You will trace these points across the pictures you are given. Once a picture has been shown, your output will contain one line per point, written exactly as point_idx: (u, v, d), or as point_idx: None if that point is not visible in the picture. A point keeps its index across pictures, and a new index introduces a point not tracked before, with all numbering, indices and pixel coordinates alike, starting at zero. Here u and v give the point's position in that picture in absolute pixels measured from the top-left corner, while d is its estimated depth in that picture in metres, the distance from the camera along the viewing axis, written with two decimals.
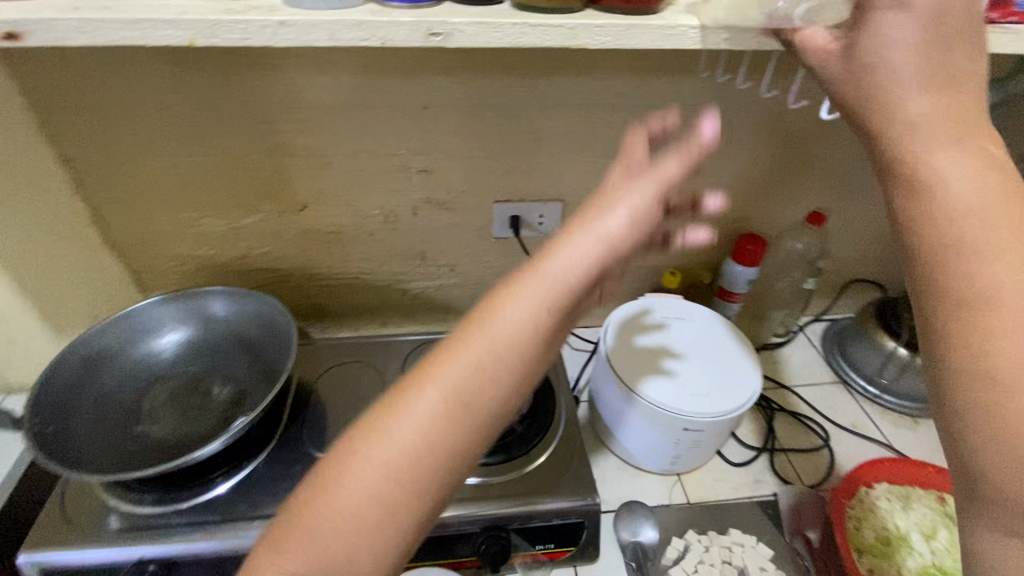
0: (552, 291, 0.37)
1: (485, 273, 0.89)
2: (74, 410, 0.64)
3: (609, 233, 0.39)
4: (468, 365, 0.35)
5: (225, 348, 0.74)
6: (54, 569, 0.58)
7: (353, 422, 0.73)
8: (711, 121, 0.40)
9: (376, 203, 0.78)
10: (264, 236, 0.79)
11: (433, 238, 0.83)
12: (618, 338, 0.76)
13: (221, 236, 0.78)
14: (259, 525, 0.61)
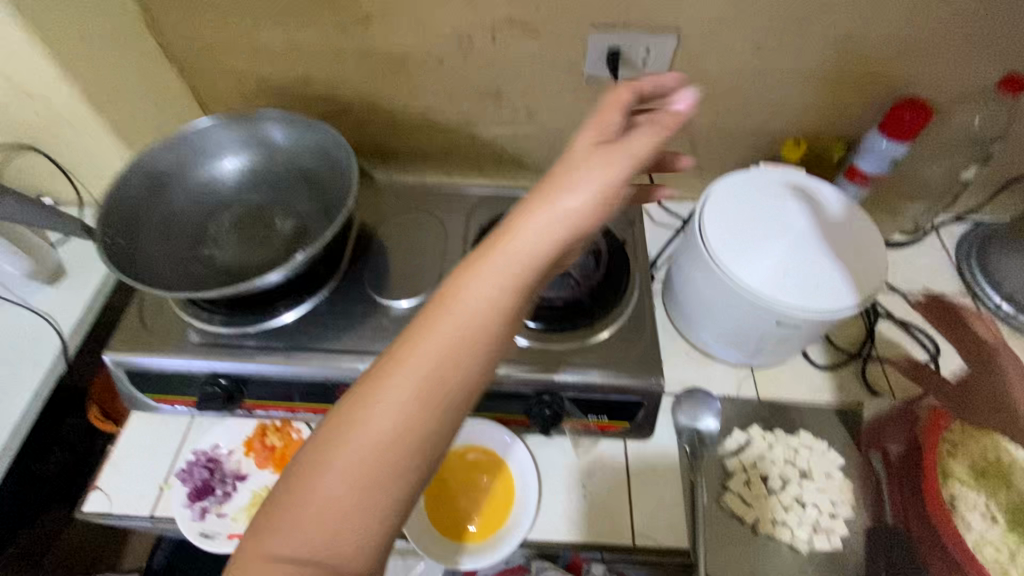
0: (512, 271, 0.38)
1: (568, 122, 0.77)
2: (144, 223, 0.65)
3: (571, 211, 0.39)
4: (435, 343, 0.36)
5: (286, 181, 0.70)
6: (137, 369, 0.62)
7: (412, 270, 0.70)
8: (691, 92, 0.42)
9: (451, 20, 0.66)
10: (325, 54, 0.70)
11: (514, 73, 0.71)
12: (718, 211, 0.65)
13: (279, 51, 0.70)
14: (320, 357, 0.62)
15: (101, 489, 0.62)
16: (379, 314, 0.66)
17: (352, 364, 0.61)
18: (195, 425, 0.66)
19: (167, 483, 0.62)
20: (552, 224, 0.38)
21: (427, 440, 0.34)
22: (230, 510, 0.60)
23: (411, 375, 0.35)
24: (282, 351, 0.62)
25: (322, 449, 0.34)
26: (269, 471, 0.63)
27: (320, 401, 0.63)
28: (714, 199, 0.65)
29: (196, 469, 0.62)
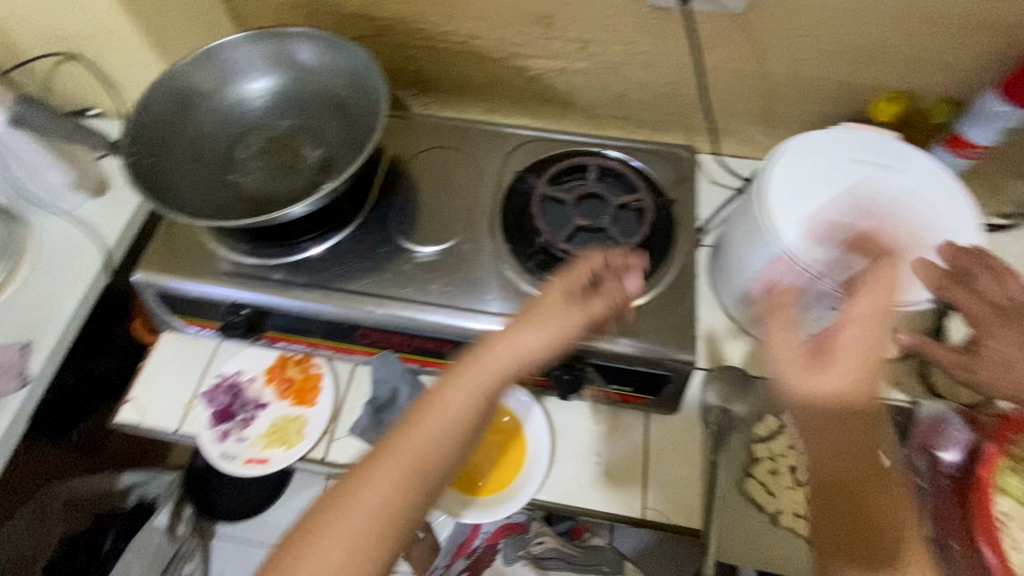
0: (483, 387, 0.44)
1: (624, 58, 0.68)
2: (171, 142, 0.63)
3: (530, 349, 0.46)
4: (414, 443, 0.41)
5: (316, 107, 0.67)
6: (164, 291, 0.63)
7: (441, 213, 0.66)
8: (637, 279, 0.52)
9: None
10: None
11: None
12: (786, 171, 0.57)
13: None
14: (340, 297, 0.61)
15: (133, 400, 0.65)
16: (402, 257, 0.63)
17: (372, 307, 0.60)
18: (222, 349, 0.67)
19: (193, 402, 0.64)
20: (513, 361, 0.45)
21: (399, 522, 0.39)
22: (250, 435, 0.62)
23: (395, 463, 0.41)
24: (303, 287, 0.61)
25: (306, 535, 0.38)
26: (287, 402, 0.63)
27: (339, 340, 0.63)
28: (783, 158, 0.57)
29: (220, 393, 0.64)
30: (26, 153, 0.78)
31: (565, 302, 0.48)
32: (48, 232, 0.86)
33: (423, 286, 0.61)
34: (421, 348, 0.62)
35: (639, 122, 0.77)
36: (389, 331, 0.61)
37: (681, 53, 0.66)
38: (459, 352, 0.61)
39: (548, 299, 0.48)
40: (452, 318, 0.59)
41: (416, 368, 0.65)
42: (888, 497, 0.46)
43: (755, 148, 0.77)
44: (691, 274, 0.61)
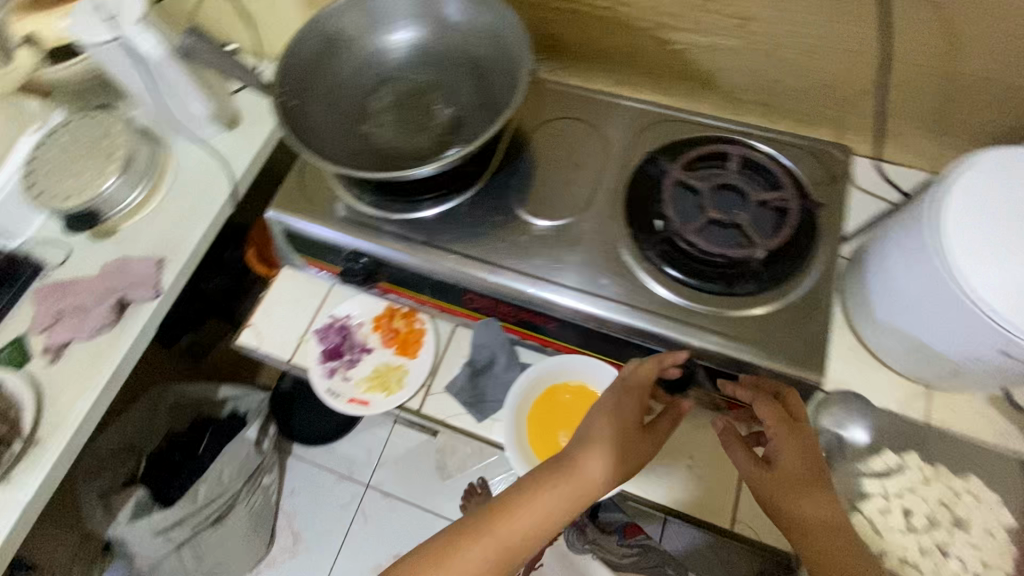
0: (565, 499, 0.50)
1: (788, 43, 0.62)
2: (312, 85, 0.64)
3: (608, 472, 0.51)
4: (498, 537, 0.49)
5: (452, 64, 0.66)
6: (293, 232, 0.66)
7: (563, 188, 0.64)
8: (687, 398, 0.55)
9: None
10: None
11: None
12: (989, 190, 0.50)
13: None
14: (455, 260, 0.61)
15: (252, 326, 0.70)
16: (519, 228, 0.62)
17: (485, 273, 0.60)
18: (333, 291, 0.70)
19: (304, 337, 0.68)
20: (590, 482, 0.51)
21: None
22: (355, 376, 0.65)
23: (481, 547, 0.48)
24: (420, 245, 0.62)
25: None
26: (392, 352, 0.66)
27: (448, 301, 0.64)
28: (987, 175, 0.51)
29: (331, 332, 0.67)
30: (178, 81, 0.82)
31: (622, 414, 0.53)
32: (184, 159, 0.92)
33: (537, 260, 0.60)
34: (527, 321, 0.61)
35: (785, 111, 0.71)
36: (498, 300, 0.61)
37: (857, 40, 0.59)
38: (565, 331, 0.60)
39: (607, 411, 0.54)
40: (565, 297, 0.58)
41: (515, 339, 0.65)
42: (814, 501, 0.47)
43: (915, 157, 0.69)
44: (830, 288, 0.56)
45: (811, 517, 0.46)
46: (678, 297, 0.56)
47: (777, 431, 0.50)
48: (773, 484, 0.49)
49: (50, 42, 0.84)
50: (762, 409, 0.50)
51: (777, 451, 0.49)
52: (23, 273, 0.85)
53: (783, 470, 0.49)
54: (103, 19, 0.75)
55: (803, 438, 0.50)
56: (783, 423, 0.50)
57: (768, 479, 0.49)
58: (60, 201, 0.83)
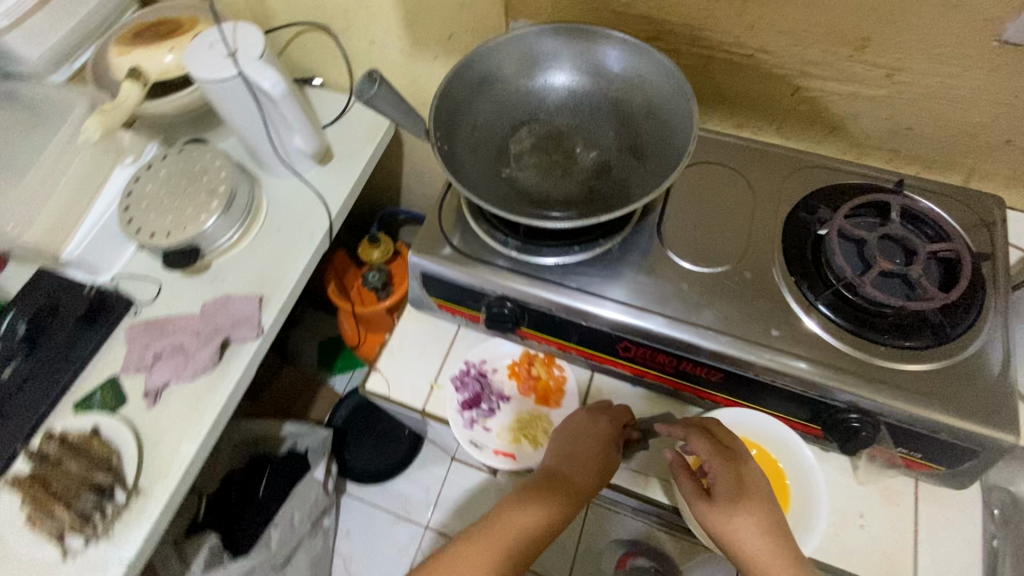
0: (546, 502, 0.56)
1: (933, 94, 0.63)
2: (459, 125, 0.64)
3: (583, 474, 0.57)
4: (482, 546, 0.55)
5: (600, 108, 0.64)
6: (430, 274, 0.64)
7: (710, 233, 0.63)
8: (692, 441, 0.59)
9: None
10: None
11: (899, 22, 0.58)
12: None
13: None
14: (611, 305, 0.59)
15: (379, 371, 0.67)
16: (674, 274, 0.61)
17: (648, 322, 0.58)
18: (461, 334, 0.69)
19: (437, 383, 0.66)
20: (565, 487, 0.57)
21: None
22: (497, 426, 0.63)
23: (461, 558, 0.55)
24: (577, 292, 0.60)
25: None
26: (531, 402, 0.64)
27: (599, 349, 0.62)
28: None
29: (467, 380, 0.65)
30: (293, 119, 0.81)
31: (578, 434, 0.59)
32: (275, 193, 0.91)
33: (698, 309, 0.59)
34: (685, 372, 0.59)
35: (912, 158, 0.71)
36: (657, 350, 0.59)
37: (1011, 92, 0.60)
38: (728, 382, 0.58)
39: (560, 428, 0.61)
40: (735, 349, 0.56)
41: (664, 387, 0.63)
42: (753, 513, 0.51)
43: None
44: (1006, 341, 0.55)
45: (756, 534, 0.50)
46: (830, 337, 0.56)
47: (715, 464, 0.53)
48: (717, 512, 0.52)
49: (155, 75, 0.82)
50: (697, 444, 0.55)
51: (719, 478, 0.53)
52: (115, 310, 0.81)
53: (727, 498, 0.52)
54: (225, 56, 0.75)
55: (739, 461, 0.54)
56: (719, 454, 0.54)
57: (717, 504, 0.52)
58: (160, 236, 0.81)
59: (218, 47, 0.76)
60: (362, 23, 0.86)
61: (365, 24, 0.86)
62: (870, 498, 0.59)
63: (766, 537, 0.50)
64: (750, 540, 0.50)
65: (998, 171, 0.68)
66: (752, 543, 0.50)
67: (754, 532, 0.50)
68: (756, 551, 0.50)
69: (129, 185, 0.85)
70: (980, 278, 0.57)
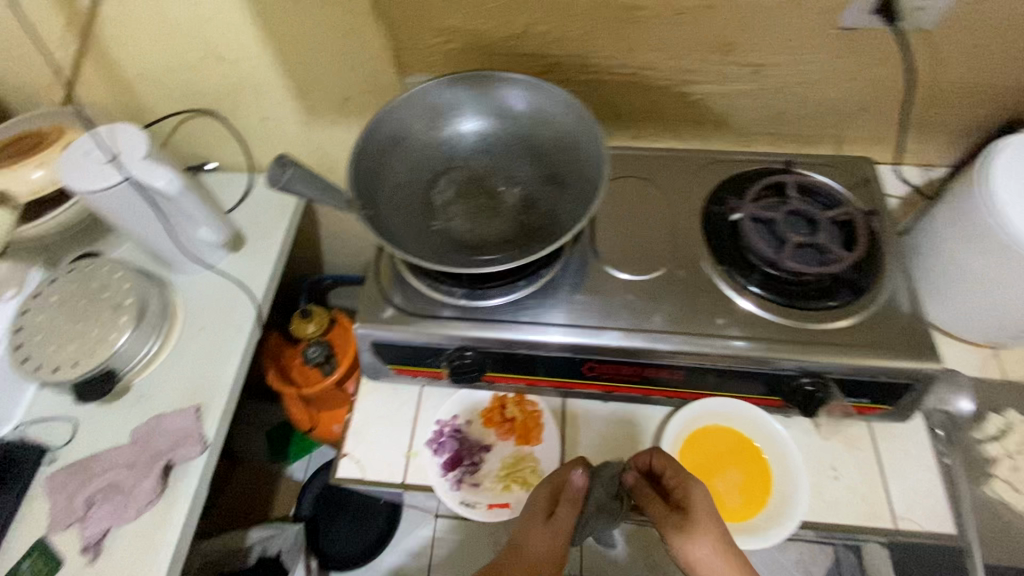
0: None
1: (795, 80, 0.71)
2: (378, 189, 0.63)
3: (526, 562, 0.55)
4: None
5: (512, 146, 0.67)
6: (382, 341, 0.62)
7: (639, 242, 0.67)
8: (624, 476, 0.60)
9: None
10: (552, 8, 0.65)
11: (754, 25, 0.65)
12: None
13: (504, 7, 0.65)
14: (567, 330, 0.60)
15: (349, 455, 0.64)
16: (616, 287, 0.63)
17: (607, 339, 0.59)
18: (427, 394, 0.67)
19: (412, 451, 0.64)
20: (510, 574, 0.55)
21: None
22: (484, 478, 0.62)
23: None
24: (533, 325, 0.60)
25: None
26: (513, 445, 0.64)
27: (566, 376, 0.63)
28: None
29: (444, 441, 0.63)
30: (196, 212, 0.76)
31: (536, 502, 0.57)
32: (190, 292, 0.85)
33: (647, 315, 0.61)
34: (649, 377, 0.62)
35: (790, 136, 0.79)
36: (620, 363, 0.60)
37: (856, 68, 0.69)
38: (691, 377, 0.61)
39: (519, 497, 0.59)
40: (691, 345, 0.59)
41: (633, 395, 0.65)
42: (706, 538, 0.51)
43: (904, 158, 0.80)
44: (909, 281, 0.62)
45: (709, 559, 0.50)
46: (769, 313, 0.60)
47: (679, 485, 0.54)
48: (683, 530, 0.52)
49: (25, 195, 0.75)
50: (663, 462, 0.56)
51: (682, 501, 0.53)
52: (27, 464, 0.72)
53: (693, 518, 0.52)
54: (106, 162, 0.70)
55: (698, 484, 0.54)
56: (680, 474, 0.55)
57: (673, 529, 0.52)
58: (65, 368, 0.72)
59: (95, 154, 0.70)
60: (249, 100, 0.84)
61: (253, 101, 0.84)
62: (836, 449, 0.63)
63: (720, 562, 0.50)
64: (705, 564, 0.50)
65: (861, 134, 0.78)
66: (711, 568, 0.50)
67: (709, 557, 0.50)
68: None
69: (18, 320, 0.76)
70: (874, 231, 0.65)
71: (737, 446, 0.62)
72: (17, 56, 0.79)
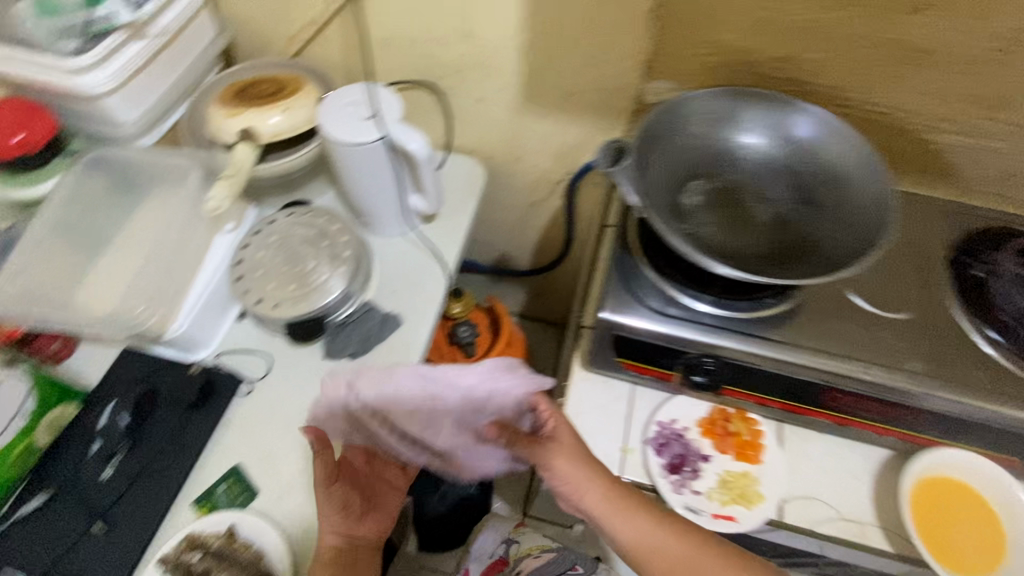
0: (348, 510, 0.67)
1: None
2: (642, 181, 0.64)
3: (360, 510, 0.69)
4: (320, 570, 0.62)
5: (772, 167, 0.66)
6: (624, 331, 0.62)
7: (881, 291, 0.64)
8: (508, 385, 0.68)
9: (998, 41, 0.60)
10: (818, 70, 0.68)
11: None
12: None
13: (771, 66, 0.70)
14: (814, 355, 0.59)
15: None
16: (861, 319, 0.62)
17: (861, 370, 0.58)
18: (639, 394, 0.67)
19: (627, 447, 0.64)
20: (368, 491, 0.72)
21: None
22: (703, 490, 0.61)
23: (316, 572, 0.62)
24: (778, 344, 0.60)
25: None
26: (732, 460, 0.63)
27: (799, 401, 0.62)
28: None
29: (668, 442, 0.63)
30: (428, 178, 0.79)
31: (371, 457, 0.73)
32: (383, 251, 0.88)
33: (897, 356, 0.60)
34: (891, 417, 0.61)
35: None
36: (866, 397, 0.60)
37: None
38: (931, 424, 0.60)
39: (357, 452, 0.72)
40: (944, 391, 0.58)
41: (858, 431, 0.63)
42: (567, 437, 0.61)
43: None
44: None
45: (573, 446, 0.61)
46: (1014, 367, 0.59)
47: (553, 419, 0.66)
48: (553, 443, 0.61)
49: (267, 137, 0.79)
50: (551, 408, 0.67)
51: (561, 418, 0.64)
52: (227, 388, 0.75)
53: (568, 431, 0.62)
54: (365, 118, 0.72)
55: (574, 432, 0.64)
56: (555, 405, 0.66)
57: (555, 437, 0.61)
58: (286, 307, 0.74)
59: (352, 108, 0.73)
60: (470, 82, 0.87)
61: (477, 83, 0.87)
62: None
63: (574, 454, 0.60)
64: (559, 458, 0.60)
65: None
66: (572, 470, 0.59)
67: (565, 448, 0.61)
68: (560, 466, 0.60)
69: (238, 252, 0.79)
70: None
71: (973, 502, 0.60)
72: (279, 6, 0.84)
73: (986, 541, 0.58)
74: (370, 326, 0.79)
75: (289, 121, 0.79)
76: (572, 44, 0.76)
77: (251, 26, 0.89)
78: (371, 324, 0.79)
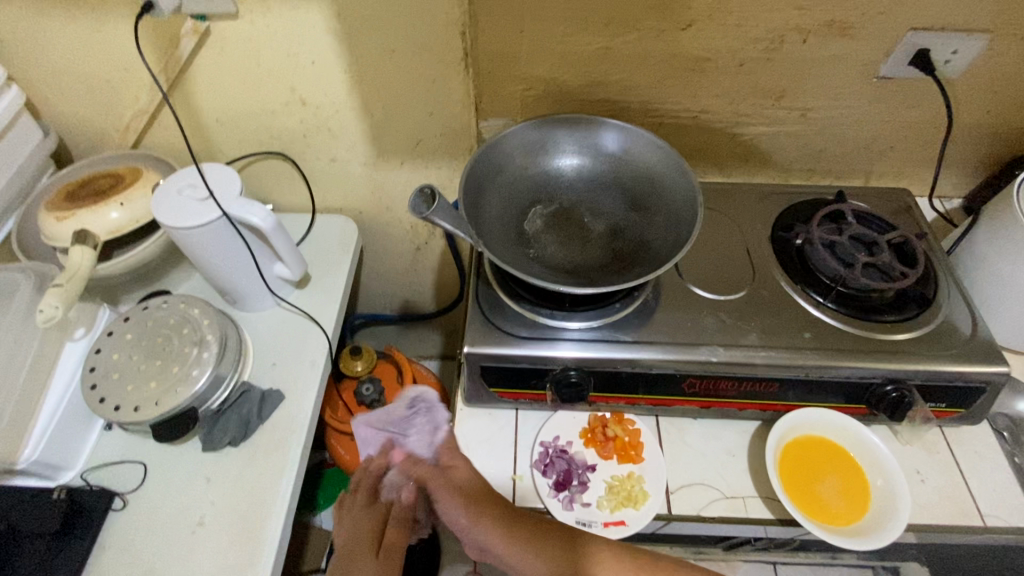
0: None
1: (850, 135, 0.79)
2: (480, 216, 0.66)
3: None
4: None
5: (599, 182, 0.71)
6: (488, 361, 0.64)
7: (717, 276, 0.70)
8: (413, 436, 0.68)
9: (759, 43, 0.69)
10: (624, 87, 0.74)
11: (816, 89, 0.74)
12: None
13: (583, 91, 0.75)
14: (665, 348, 0.63)
15: None
16: (702, 306, 0.67)
17: (707, 354, 0.62)
18: (522, 418, 0.69)
19: (517, 474, 0.65)
20: None
21: None
22: (592, 500, 0.63)
23: None
24: (631, 344, 0.63)
25: None
26: (615, 464, 0.65)
27: (664, 393, 0.65)
28: None
29: (552, 461, 0.65)
30: (284, 246, 0.78)
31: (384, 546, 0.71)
32: (258, 326, 0.86)
33: (738, 332, 0.64)
34: (746, 391, 0.65)
35: (845, 171, 0.83)
36: (719, 377, 0.63)
37: (899, 116, 0.76)
38: (783, 390, 0.65)
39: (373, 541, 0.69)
40: (782, 357, 0.62)
41: (725, 410, 0.67)
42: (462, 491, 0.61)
43: (939, 192, 0.86)
44: (962, 309, 0.67)
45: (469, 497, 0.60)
46: (839, 322, 0.65)
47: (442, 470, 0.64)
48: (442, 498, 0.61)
49: (105, 234, 0.75)
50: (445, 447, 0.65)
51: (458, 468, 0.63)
52: (99, 506, 0.70)
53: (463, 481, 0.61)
54: (203, 199, 0.71)
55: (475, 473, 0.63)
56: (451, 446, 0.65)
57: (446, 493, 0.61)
58: (149, 407, 0.70)
59: (188, 191, 0.72)
60: (318, 145, 0.88)
61: (325, 145, 0.88)
62: (905, 451, 0.67)
63: (478, 509, 0.59)
64: (461, 515, 0.60)
65: (888, 171, 0.83)
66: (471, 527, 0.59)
67: (463, 503, 0.60)
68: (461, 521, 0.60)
69: (92, 357, 0.74)
70: (931, 271, 0.70)
71: (832, 454, 0.64)
72: (104, 101, 0.82)
73: (850, 488, 0.62)
74: (249, 407, 0.77)
75: (129, 213, 0.77)
76: (403, 96, 0.79)
77: (78, 125, 0.86)
78: (250, 406, 0.77)
